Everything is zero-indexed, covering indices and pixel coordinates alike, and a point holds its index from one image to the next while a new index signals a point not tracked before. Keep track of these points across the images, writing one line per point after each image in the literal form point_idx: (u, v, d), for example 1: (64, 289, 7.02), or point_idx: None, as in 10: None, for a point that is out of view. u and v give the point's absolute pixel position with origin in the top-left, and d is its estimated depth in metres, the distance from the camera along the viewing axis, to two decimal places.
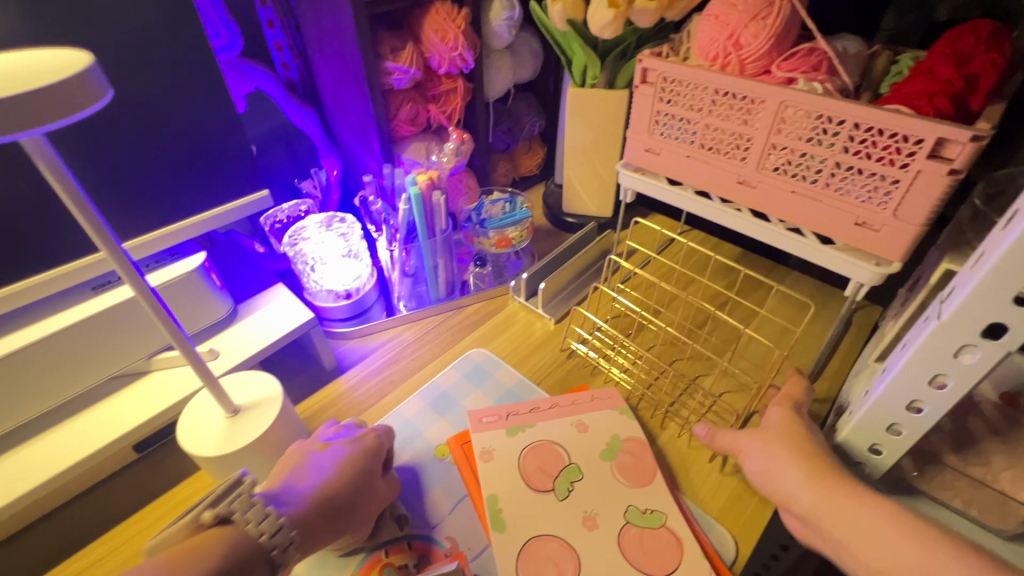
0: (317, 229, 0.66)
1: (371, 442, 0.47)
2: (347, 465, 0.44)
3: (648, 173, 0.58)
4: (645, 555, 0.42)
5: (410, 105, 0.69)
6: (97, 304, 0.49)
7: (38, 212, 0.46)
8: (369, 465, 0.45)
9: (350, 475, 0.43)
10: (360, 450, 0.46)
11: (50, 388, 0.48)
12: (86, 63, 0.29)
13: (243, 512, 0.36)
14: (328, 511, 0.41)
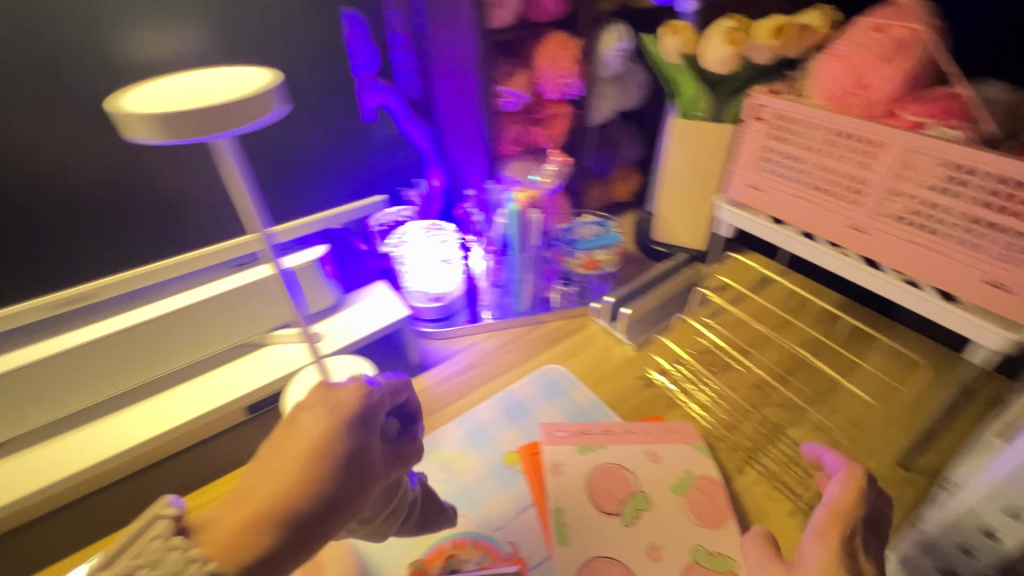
0: (420, 234, 0.70)
1: (353, 411, 0.29)
2: (314, 458, 0.27)
3: (751, 211, 0.58)
4: None
5: (517, 127, 0.74)
6: (231, 282, 0.57)
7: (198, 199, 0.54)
8: (355, 445, 0.29)
9: (321, 476, 0.27)
10: (337, 429, 0.28)
11: (190, 347, 0.56)
12: (269, 79, 0.35)
13: (154, 566, 0.24)
14: (300, 535, 0.26)
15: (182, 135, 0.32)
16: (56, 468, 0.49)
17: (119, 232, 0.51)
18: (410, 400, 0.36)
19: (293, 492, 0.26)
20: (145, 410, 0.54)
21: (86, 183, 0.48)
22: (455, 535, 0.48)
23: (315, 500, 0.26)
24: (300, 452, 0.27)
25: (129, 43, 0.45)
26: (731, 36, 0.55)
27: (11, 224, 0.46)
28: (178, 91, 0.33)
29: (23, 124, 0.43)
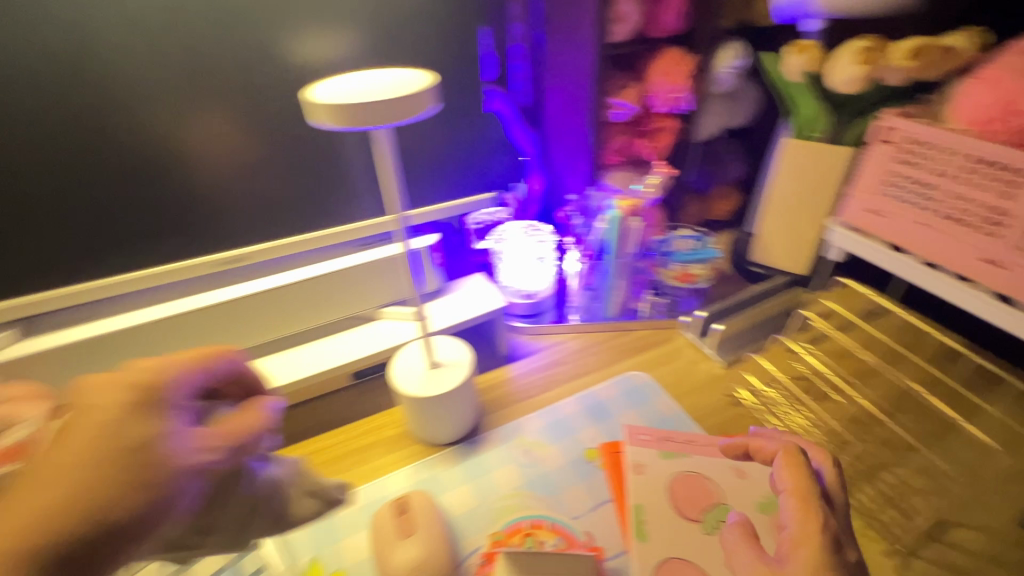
0: (518, 233, 0.74)
1: (142, 400, 0.27)
2: (94, 494, 0.24)
3: (867, 235, 0.56)
4: None
5: (622, 138, 0.75)
6: (357, 259, 0.64)
7: (336, 183, 0.61)
8: (138, 442, 0.26)
9: (116, 489, 0.24)
10: (131, 418, 0.26)
11: (313, 312, 0.64)
12: (427, 82, 0.40)
13: None
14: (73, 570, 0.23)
15: (354, 125, 0.38)
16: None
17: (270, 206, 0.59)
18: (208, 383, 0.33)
19: (73, 513, 0.23)
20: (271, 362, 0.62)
21: (242, 163, 0.56)
22: (533, 517, 0.51)
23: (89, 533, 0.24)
24: (53, 475, 0.24)
25: (302, 47, 0.53)
26: (868, 54, 0.54)
27: (183, 193, 0.54)
28: (354, 86, 0.39)
29: (209, 110, 0.52)
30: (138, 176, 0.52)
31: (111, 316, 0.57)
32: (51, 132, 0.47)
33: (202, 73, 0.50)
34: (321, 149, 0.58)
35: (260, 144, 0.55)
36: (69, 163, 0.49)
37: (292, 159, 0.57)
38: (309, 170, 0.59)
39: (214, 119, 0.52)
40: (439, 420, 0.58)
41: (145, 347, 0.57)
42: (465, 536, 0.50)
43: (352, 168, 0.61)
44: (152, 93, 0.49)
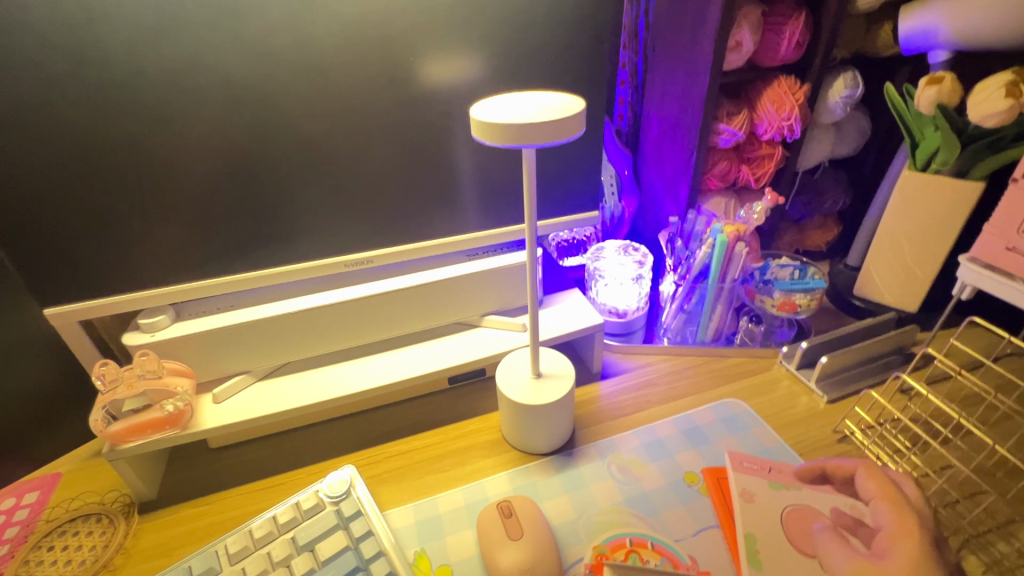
0: (614, 252, 0.76)
1: None
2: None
3: (1003, 273, 0.53)
4: None
5: (725, 163, 0.75)
6: (468, 268, 0.68)
7: (450, 197, 0.64)
8: None
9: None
10: None
11: (421, 316, 0.68)
12: (578, 107, 0.42)
13: None
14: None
15: (505, 143, 0.40)
16: (317, 393, 0.62)
17: (391, 217, 0.63)
18: None
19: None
20: (379, 361, 0.66)
21: (367, 176, 0.59)
22: (636, 534, 0.51)
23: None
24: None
25: (436, 71, 0.57)
26: (1012, 88, 0.51)
27: (320, 202, 0.59)
28: (509, 109, 0.42)
29: (344, 125, 0.56)
30: (282, 183, 0.57)
31: (245, 308, 0.62)
32: (223, 142, 0.53)
33: (351, 92, 0.55)
34: (443, 165, 0.62)
35: (390, 158, 0.59)
36: (231, 170, 0.54)
37: (416, 173, 0.61)
38: (427, 185, 0.62)
39: (295, 133, 0.55)
40: (541, 429, 0.59)
41: (270, 339, 0.62)
42: (567, 546, 0.50)
43: (468, 184, 0.64)
44: (297, 110, 0.53)
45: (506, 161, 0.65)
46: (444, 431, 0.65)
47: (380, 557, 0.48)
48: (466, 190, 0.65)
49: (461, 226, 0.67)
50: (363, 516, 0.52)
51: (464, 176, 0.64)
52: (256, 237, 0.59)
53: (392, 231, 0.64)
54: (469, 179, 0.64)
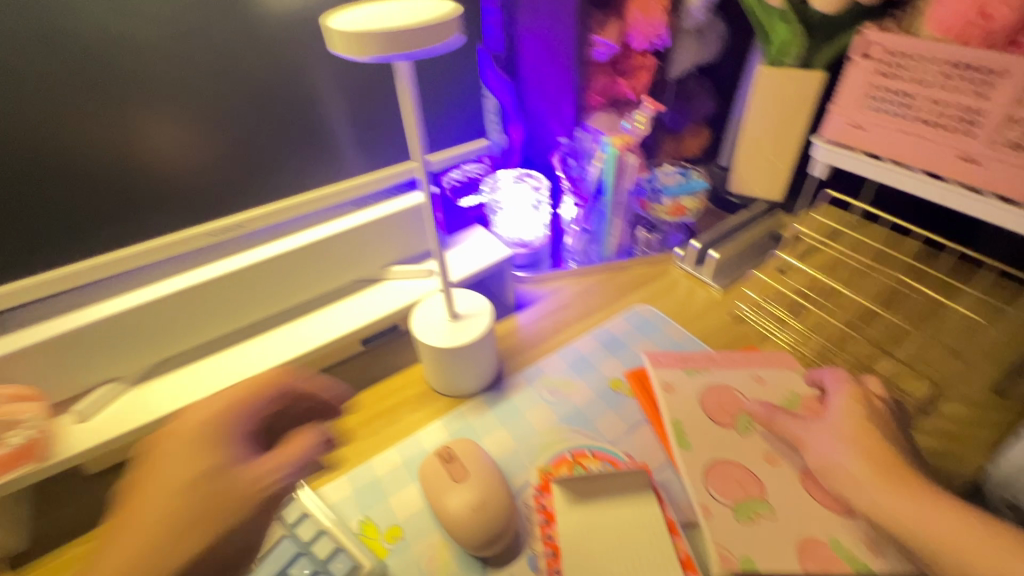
0: (510, 182, 0.74)
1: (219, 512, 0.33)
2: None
3: (849, 149, 0.59)
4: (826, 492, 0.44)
5: (604, 78, 0.75)
6: (359, 219, 0.62)
7: (323, 142, 0.57)
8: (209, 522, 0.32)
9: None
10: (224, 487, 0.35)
11: (316, 280, 0.62)
12: (450, 12, 0.38)
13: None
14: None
15: (373, 56, 0.36)
16: (214, 384, 0.54)
17: (258, 172, 0.55)
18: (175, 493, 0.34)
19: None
20: (277, 336, 0.61)
21: (216, 128, 0.50)
22: (575, 447, 0.52)
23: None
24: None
25: None
26: None
27: (160, 165, 0.49)
28: (370, 16, 0.36)
29: (170, 66, 0.46)
30: (103, 148, 0.46)
31: (95, 305, 0.52)
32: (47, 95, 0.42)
33: (172, 23, 0.45)
34: (306, 104, 0.54)
35: (241, 102, 0.50)
36: (24, 137, 0.43)
37: (275, 117, 0.53)
38: (292, 130, 0.54)
39: (104, 81, 0.44)
40: (468, 369, 0.57)
41: (133, 336, 0.52)
42: (513, 474, 0.51)
43: (341, 124, 0.57)
44: (100, 49, 0.43)
45: (382, 93, 0.59)
46: (367, 394, 0.61)
47: (321, 536, 0.47)
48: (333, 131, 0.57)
49: (341, 172, 0.60)
50: (295, 501, 0.49)
51: (328, 114, 0.56)
52: (85, 218, 0.48)
53: (262, 187, 0.56)
54: (342, 119, 0.57)
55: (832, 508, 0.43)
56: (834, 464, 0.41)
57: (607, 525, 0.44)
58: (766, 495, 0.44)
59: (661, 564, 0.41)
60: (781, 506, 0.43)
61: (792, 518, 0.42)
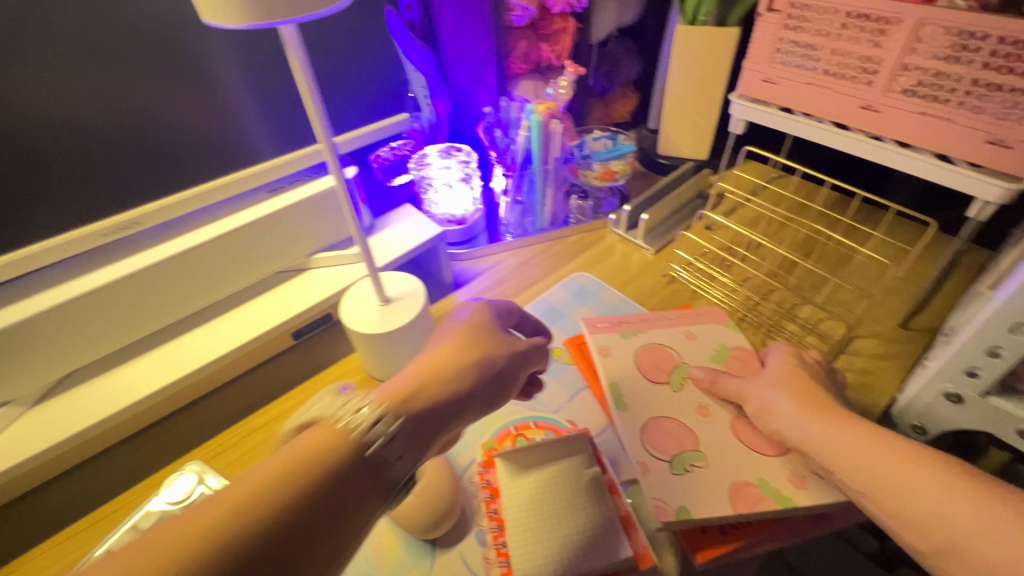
0: (437, 157, 0.70)
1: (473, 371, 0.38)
2: (224, 554, 0.24)
3: (763, 103, 0.61)
4: (756, 437, 0.46)
5: (526, 43, 0.73)
6: (273, 205, 0.59)
7: (227, 125, 0.54)
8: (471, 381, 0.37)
9: (295, 526, 0.26)
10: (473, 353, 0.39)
11: (235, 274, 0.59)
12: None
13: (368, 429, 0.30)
14: (286, 550, 0.25)
15: (252, 23, 0.32)
16: (134, 392, 0.52)
17: (155, 162, 0.51)
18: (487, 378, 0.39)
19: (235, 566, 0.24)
20: (196, 338, 0.58)
21: (98, 114, 0.46)
22: (518, 420, 0.52)
23: (280, 535, 0.25)
24: (254, 509, 0.25)
25: None
26: None
27: (32, 160, 0.44)
28: None
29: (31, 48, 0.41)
30: None
31: None
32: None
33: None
34: (207, 86, 0.51)
35: (129, 84, 0.46)
36: None
37: (169, 99, 0.49)
38: (189, 113, 0.51)
39: None
40: (404, 353, 0.56)
41: (27, 354, 0.48)
42: (458, 454, 0.50)
43: (246, 105, 0.54)
44: None
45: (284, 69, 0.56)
46: (303, 389, 0.59)
47: None
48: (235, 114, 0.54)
49: (251, 156, 0.57)
50: None
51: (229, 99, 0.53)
52: None
53: (163, 178, 0.52)
54: (245, 100, 0.54)
55: (761, 451, 0.45)
56: (773, 408, 0.43)
57: (545, 490, 0.44)
58: (699, 445, 0.45)
59: (603, 521, 0.42)
60: (712, 453, 0.44)
61: (724, 466, 0.44)
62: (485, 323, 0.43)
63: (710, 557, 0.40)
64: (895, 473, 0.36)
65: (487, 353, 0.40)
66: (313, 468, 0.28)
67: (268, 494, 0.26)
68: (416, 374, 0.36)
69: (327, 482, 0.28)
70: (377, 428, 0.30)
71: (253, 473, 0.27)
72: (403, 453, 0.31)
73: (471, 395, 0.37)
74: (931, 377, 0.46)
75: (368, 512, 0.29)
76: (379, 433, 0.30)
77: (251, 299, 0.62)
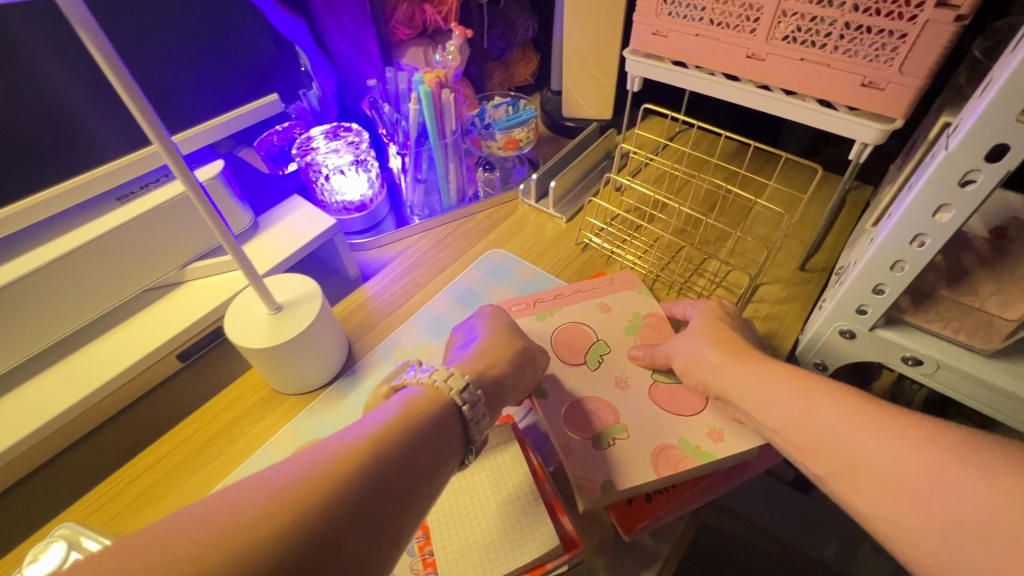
0: (324, 140, 0.65)
1: (515, 360, 0.44)
2: (340, 490, 0.27)
3: (655, 58, 0.59)
4: (673, 402, 0.46)
5: (407, 5, 0.66)
6: (122, 215, 0.51)
7: (57, 125, 0.47)
8: (515, 367, 0.43)
9: (387, 470, 0.29)
10: (521, 340, 0.46)
11: (92, 298, 0.51)
12: None
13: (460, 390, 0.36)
14: (383, 490, 0.29)
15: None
16: None
17: None
18: (524, 372, 0.44)
19: (346, 501, 0.27)
20: (53, 377, 0.50)
21: None
22: None
23: (386, 474, 0.29)
24: (359, 454, 0.29)
25: None
26: None
27: None
28: None
29: None
30: None
31: None
32: None
33: None
34: (17, 81, 0.44)
35: None
36: None
37: None
38: (1, 109, 0.44)
39: None
40: (309, 359, 0.51)
41: None
42: None
43: (75, 96, 0.48)
44: None
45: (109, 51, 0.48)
46: (198, 415, 0.53)
47: None
48: (59, 105, 0.47)
49: (98, 153, 0.51)
50: None
51: (47, 89, 0.46)
52: None
53: None
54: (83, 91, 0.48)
55: (679, 413, 0.45)
56: (698, 361, 0.44)
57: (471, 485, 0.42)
58: (620, 417, 0.45)
59: (525, 511, 0.40)
60: (628, 422, 0.44)
61: (642, 433, 0.43)
62: (495, 312, 0.49)
63: (634, 527, 0.41)
64: (799, 425, 0.36)
65: (512, 330, 0.47)
66: (410, 424, 0.32)
67: (371, 447, 0.30)
68: (477, 360, 0.42)
69: (411, 436, 0.32)
70: (465, 394, 0.36)
71: (355, 427, 0.31)
72: (485, 414, 0.37)
73: (524, 370, 0.44)
74: (826, 318, 0.48)
75: (444, 464, 0.33)
76: (466, 397, 0.36)
77: (121, 322, 0.55)
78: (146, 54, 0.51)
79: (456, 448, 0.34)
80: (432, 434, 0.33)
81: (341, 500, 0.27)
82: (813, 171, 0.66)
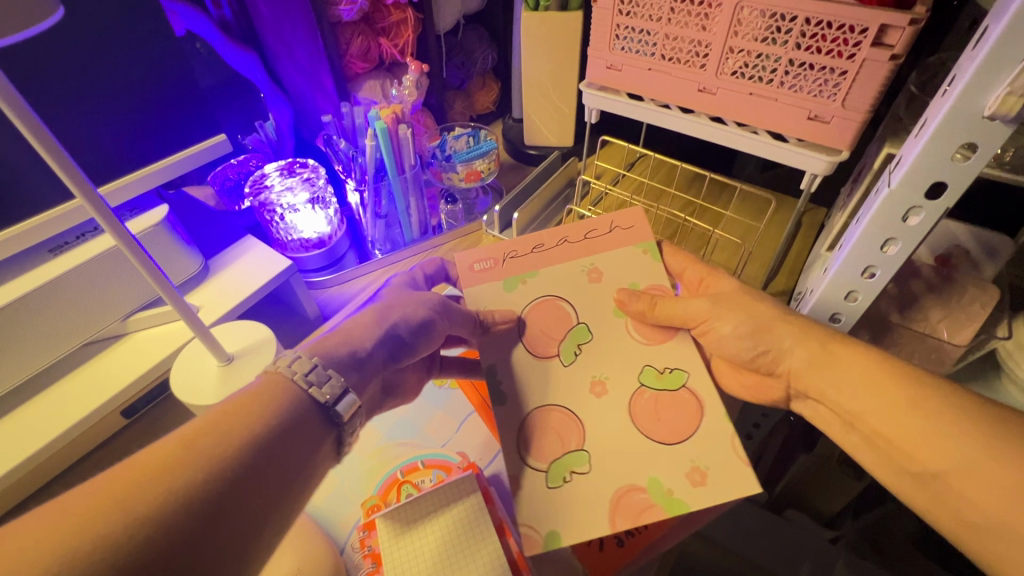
0: (278, 176, 0.63)
1: (378, 338, 0.42)
2: (190, 494, 0.28)
3: (611, 91, 0.60)
4: (658, 423, 0.42)
5: (361, 39, 0.65)
6: (53, 267, 0.48)
7: None
8: (378, 350, 0.41)
9: (233, 475, 0.30)
10: (391, 313, 0.44)
11: (26, 356, 0.48)
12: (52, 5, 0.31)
13: (303, 371, 0.35)
14: (240, 487, 0.30)
15: None
16: None
17: None
18: (383, 345, 0.42)
19: (195, 504, 0.28)
20: None
21: None
22: (405, 463, 0.49)
23: (228, 469, 0.30)
24: (212, 452, 0.30)
25: None
26: None
27: None
28: None
29: None
30: None
31: None
32: None
33: None
34: None
35: None
36: None
37: None
38: None
39: None
40: None
41: None
42: (337, 523, 0.46)
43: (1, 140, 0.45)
44: None
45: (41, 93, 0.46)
46: None
47: None
48: None
49: (30, 201, 0.48)
50: None
51: None
52: None
53: None
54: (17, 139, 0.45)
55: (659, 439, 0.41)
56: (771, 326, 0.44)
57: (432, 547, 0.41)
58: (584, 443, 0.41)
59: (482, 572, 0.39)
60: None
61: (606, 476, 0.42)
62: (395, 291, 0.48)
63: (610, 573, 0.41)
64: None
65: (406, 314, 0.44)
66: (261, 416, 0.33)
67: (211, 441, 0.30)
68: (340, 339, 0.40)
69: (264, 428, 0.32)
70: (311, 375, 0.35)
71: (192, 426, 0.31)
72: (337, 379, 0.35)
73: (383, 346, 0.42)
74: None
75: (313, 455, 0.34)
76: (309, 373, 0.35)
77: (55, 382, 0.51)
78: (83, 96, 0.48)
79: (313, 429, 0.34)
80: (283, 422, 0.33)
81: (174, 501, 0.27)
82: (767, 200, 0.68)
